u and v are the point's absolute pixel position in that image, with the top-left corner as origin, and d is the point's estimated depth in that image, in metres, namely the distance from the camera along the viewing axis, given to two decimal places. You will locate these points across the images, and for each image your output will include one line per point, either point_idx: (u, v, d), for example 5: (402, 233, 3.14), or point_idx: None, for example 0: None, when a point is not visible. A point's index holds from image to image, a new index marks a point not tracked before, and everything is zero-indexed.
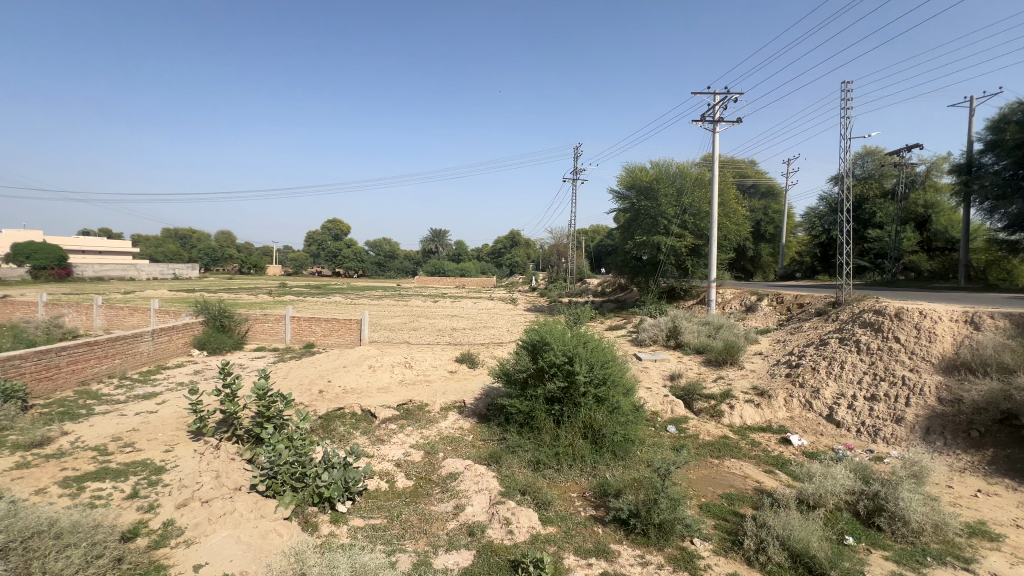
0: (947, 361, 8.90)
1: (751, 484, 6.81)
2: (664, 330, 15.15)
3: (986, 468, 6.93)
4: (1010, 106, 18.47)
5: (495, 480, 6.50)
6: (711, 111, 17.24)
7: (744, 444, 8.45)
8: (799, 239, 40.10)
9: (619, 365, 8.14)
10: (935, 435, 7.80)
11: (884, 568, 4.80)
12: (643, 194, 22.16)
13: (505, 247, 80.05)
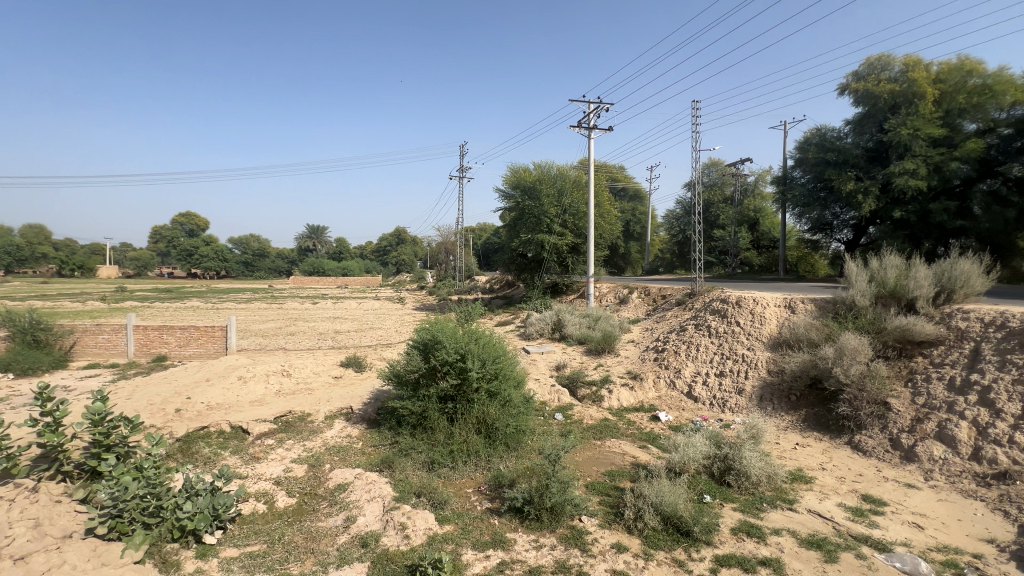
0: (773, 339, 10.73)
1: (629, 460, 7.53)
2: (549, 324, 15.99)
3: (802, 425, 8.54)
4: (811, 131, 22.86)
5: (388, 486, 6.28)
6: (587, 118, 18.54)
7: (621, 424, 9.29)
8: (661, 237, 45.14)
9: (509, 359, 8.38)
10: (766, 401, 9.38)
11: (733, 518, 5.66)
12: (527, 193, 23.03)
13: (391, 245, 77.38)
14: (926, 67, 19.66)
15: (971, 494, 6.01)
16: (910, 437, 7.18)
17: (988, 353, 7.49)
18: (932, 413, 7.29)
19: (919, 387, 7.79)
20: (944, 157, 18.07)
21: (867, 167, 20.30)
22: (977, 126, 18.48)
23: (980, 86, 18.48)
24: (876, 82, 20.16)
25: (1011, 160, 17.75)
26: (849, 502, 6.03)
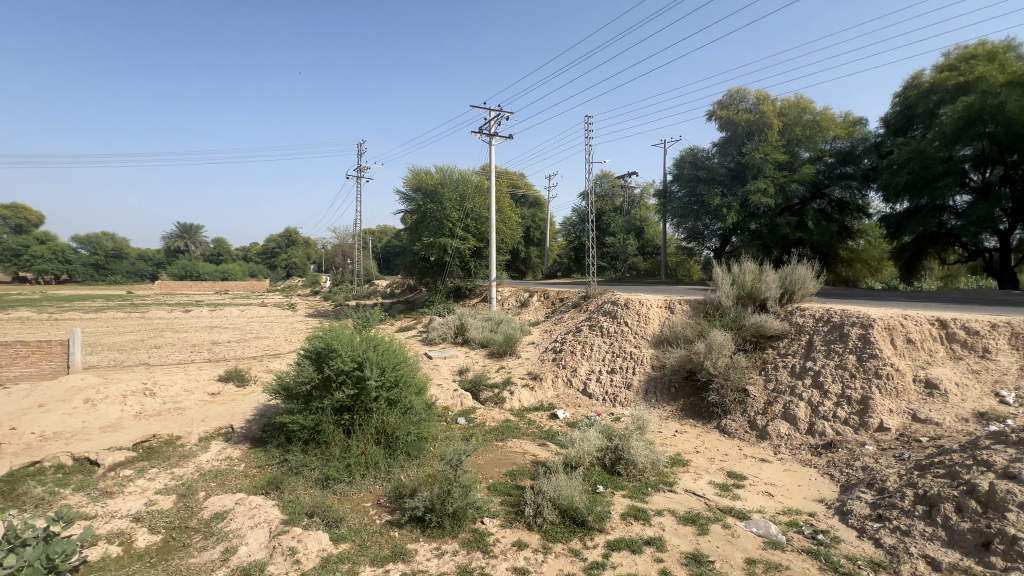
0: (656, 337, 11.81)
1: (529, 458, 7.77)
2: (452, 328, 15.92)
3: (680, 413, 9.52)
4: (686, 150, 25.52)
5: (276, 509, 5.78)
6: (488, 125, 18.86)
7: (522, 424, 9.56)
8: (559, 243, 47.32)
9: (410, 365, 8.18)
10: (651, 394, 10.30)
11: (622, 504, 6.12)
12: (428, 197, 22.74)
13: (279, 247, 71.37)
14: (773, 102, 23.08)
15: (807, 462, 7.17)
16: (763, 418, 8.35)
17: (818, 343, 8.98)
18: (779, 396, 8.56)
19: (769, 374, 9.11)
20: (787, 179, 21.43)
21: (730, 185, 23.25)
22: (809, 155, 22.20)
23: (811, 121, 22.18)
24: (735, 111, 23.16)
25: (833, 184, 21.59)
26: (717, 479, 6.85)
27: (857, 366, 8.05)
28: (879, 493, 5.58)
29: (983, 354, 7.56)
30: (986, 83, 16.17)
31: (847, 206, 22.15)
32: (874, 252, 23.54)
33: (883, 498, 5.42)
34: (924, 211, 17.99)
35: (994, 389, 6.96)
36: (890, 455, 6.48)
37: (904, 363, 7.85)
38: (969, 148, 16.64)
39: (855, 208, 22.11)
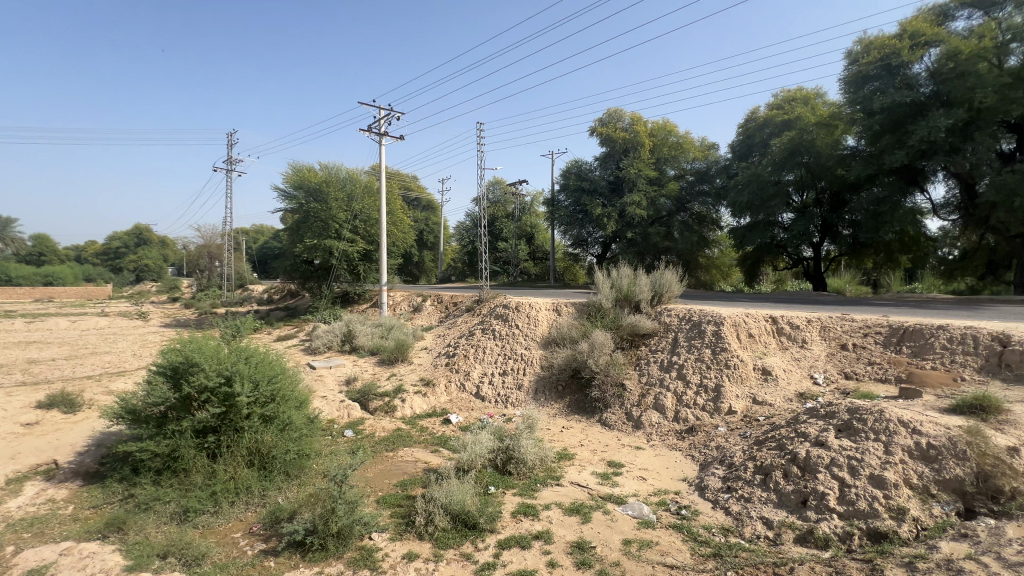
0: (544, 338, 12.34)
1: (421, 466, 7.61)
2: (338, 336, 14.98)
3: (567, 410, 10.12)
4: (571, 162, 27.16)
5: (117, 554, 4.91)
6: (377, 124, 18.17)
7: (414, 432, 9.34)
8: (453, 247, 47.22)
9: (289, 377, 7.51)
10: (540, 393, 10.79)
11: (513, 502, 6.28)
12: (311, 195, 21.18)
13: (125, 247, 61.03)
14: (645, 123, 25.58)
15: (673, 446, 8.07)
16: (638, 409, 9.20)
17: (681, 340, 10.10)
18: (650, 388, 9.50)
19: (642, 369, 10.06)
20: (656, 194, 24.10)
21: (610, 196, 25.26)
22: (675, 173, 25.08)
23: (676, 143, 25.09)
24: (614, 130, 25.26)
25: (694, 199, 24.63)
26: (598, 469, 7.37)
27: (712, 358, 9.22)
28: (728, 468, 6.46)
29: (803, 343, 9.10)
30: (802, 122, 19.77)
31: (704, 219, 25.38)
32: (724, 259, 27.38)
33: (731, 472, 6.28)
34: (761, 225, 21.33)
35: (810, 373, 8.47)
36: (736, 433, 7.55)
37: (747, 353, 9.16)
38: (791, 174, 20.15)
39: (710, 221, 25.41)
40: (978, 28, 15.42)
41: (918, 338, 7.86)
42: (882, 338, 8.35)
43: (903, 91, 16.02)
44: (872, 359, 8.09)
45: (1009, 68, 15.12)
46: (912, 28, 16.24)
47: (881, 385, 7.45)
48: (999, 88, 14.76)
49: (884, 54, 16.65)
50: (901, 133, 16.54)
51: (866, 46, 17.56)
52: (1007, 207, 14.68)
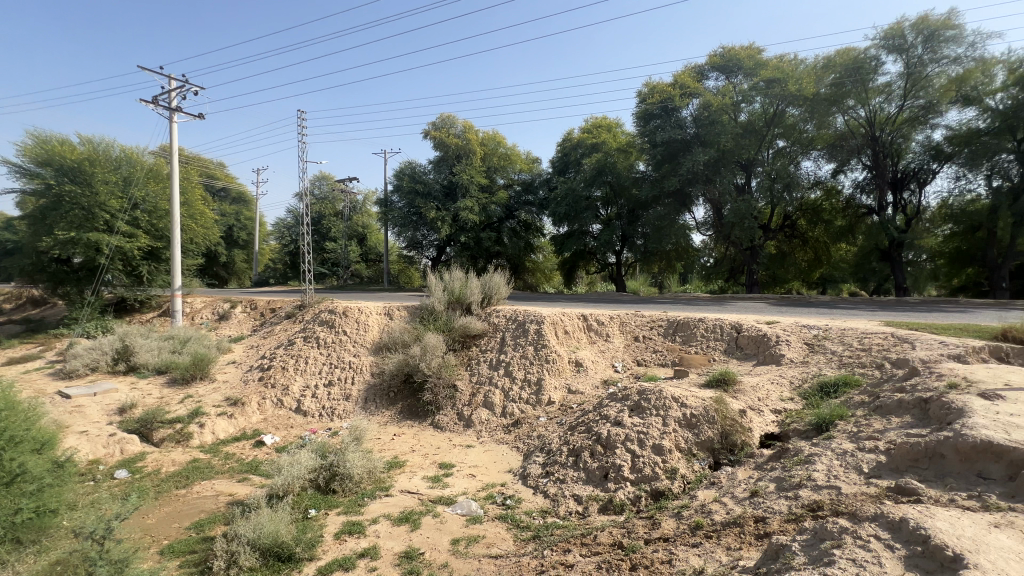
0: (375, 344, 11.83)
1: (224, 500, 6.54)
2: (107, 353, 11.95)
3: (398, 416, 9.98)
4: (405, 163, 26.59)
5: None
6: (166, 96, 15.11)
7: (217, 461, 8.02)
8: (271, 246, 42.03)
9: (21, 413, 5.64)
10: (370, 401, 10.41)
11: (337, 523, 5.84)
12: (66, 175, 16.48)
13: None
14: (476, 132, 26.48)
15: (501, 440, 8.57)
16: (468, 409, 9.51)
17: (509, 339, 10.72)
18: (481, 387, 9.90)
19: (473, 369, 10.42)
20: (487, 201, 25.26)
21: (443, 200, 25.53)
22: (504, 182, 26.67)
23: (505, 154, 26.60)
24: (447, 135, 25.59)
25: (521, 208, 26.54)
26: (430, 473, 7.36)
27: (535, 355, 9.98)
28: (547, 454, 7.10)
29: (607, 337, 10.50)
30: (606, 147, 23.35)
31: (530, 226, 27.45)
32: (547, 263, 30.09)
33: (550, 457, 6.91)
34: (576, 234, 24.00)
35: (612, 362, 9.84)
36: (554, 422, 8.35)
37: (563, 348, 10.17)
38: (599, 191, 23.20)
39: (535, 229, 27.62)
40: (723, 88, 19.99)
41: (687, 329, 9.77)
42: (663, 330, 10.14)
43: (675, 130, 19.88)
44: (656, 347, 9.77)
45: (741, 121, 19.97)
46: (681, 80, 20.23)
47: (662, 369, 9.06)
48: (734, 136, 19.41)
49: (663, 98, 20.41)
50: (675, 163, 20.49)
51: (651, 89, 21.32)
52: (741, 227, 19.33)
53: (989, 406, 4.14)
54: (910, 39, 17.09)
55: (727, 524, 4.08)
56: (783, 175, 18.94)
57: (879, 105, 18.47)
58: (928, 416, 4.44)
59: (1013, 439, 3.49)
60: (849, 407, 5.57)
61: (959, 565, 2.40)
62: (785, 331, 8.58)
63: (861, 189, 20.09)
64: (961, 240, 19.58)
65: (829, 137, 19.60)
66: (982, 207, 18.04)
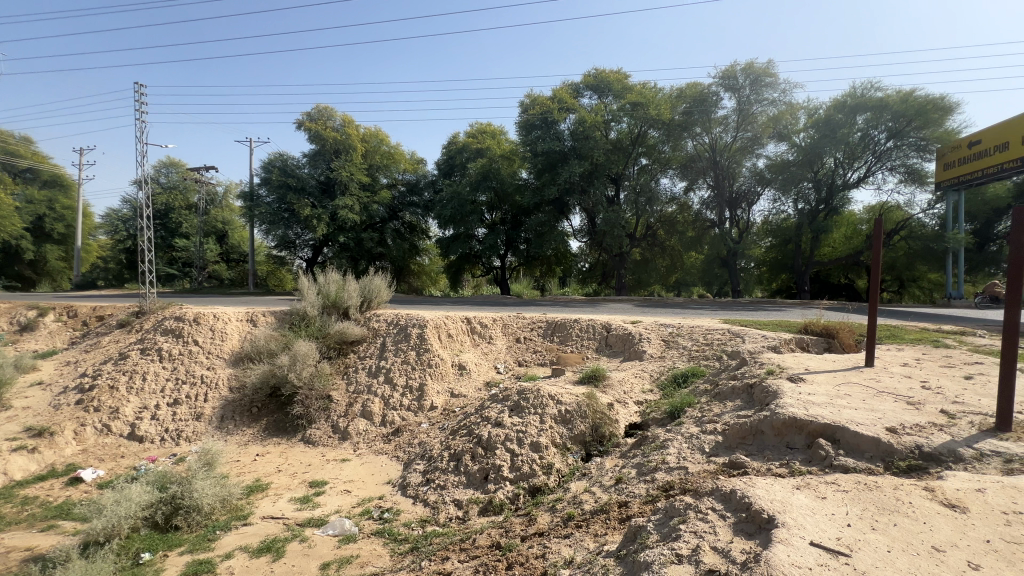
0: (235, 354, 10.50)
1: (20, 556, 5.25)
2: None
3: (262, 434, 9.06)
4: (274, 153, 24.07)
5: None
6: None
7: (12, 508, 6.43)
8: (100, 242, 35.17)
9: None
10: (228, 420, 9.31)
11: (178, 565, 5.04)
12: None
13: None
14: (357, 127, 24.97)
15: (379, 451, 8.20)
16: (344, 420, 8.96)
17: (389, 344, 10.28)
18: (358, 396, 9.37)
19: (350, 378, 9.83)
20: (369, 200, 24.13)
21: (319, 197, 23.76)
22: (387, 181, 25.67)
23: (388, 152, 25.53)
24: (323, 127, 23.70)
25: (405, 209, 25.85)
26: (298, 493, 6.73)
27: (417, 360, 9.70)
28: (428, 461, 6.95)
29: (490, 339, 10.63)
30: (491, 152, 23.94)
31: (415, 228, 26.88)
32: (433, 266, 29.71)
33: (430, 464, 6.77)
34: (461, 238, 23.95)
35: (494, 364, 10.00)
36: (436, 427, 8.21)
37: (447, 352, 10.03)
38: (484, 196, 23.58)
39: (420, 231, 27.08)
40: (595, 106, 21.68)
41: (564, 329, 10.31)
42: (542, 331, 10.57)
43: (554, 142, 21.06)
44: (536, 348, 10.15)
45: (611, 139, 21.87)
46: (559, 95, 21.47)
47: (541, 368, 9.44)
48: (605, 152, 21.24)
49: (543, 111, 21.53)
50: (554, 173, 21.73)
51: (532, 101, 22.36)
52: (611, 235, 21.10)
53: (796, 388, 5.01)
54: (741, 81, 20.18)
55: (595, 512, 4.36)
56: (645, 190, 21.16)
57: (719, 134, 21.54)
58: (753, 399, 5.24)
59: (811, 413, 4.26)
60: (695, 395, 6.34)
61: (772, 524, 2.84)
62: (647, 329, 9.50)
63: (706, 206, 23.18)
64: (777, 251, 23.71)
65: (681, 159, 22.43)
66: (791, 225, 22.09)
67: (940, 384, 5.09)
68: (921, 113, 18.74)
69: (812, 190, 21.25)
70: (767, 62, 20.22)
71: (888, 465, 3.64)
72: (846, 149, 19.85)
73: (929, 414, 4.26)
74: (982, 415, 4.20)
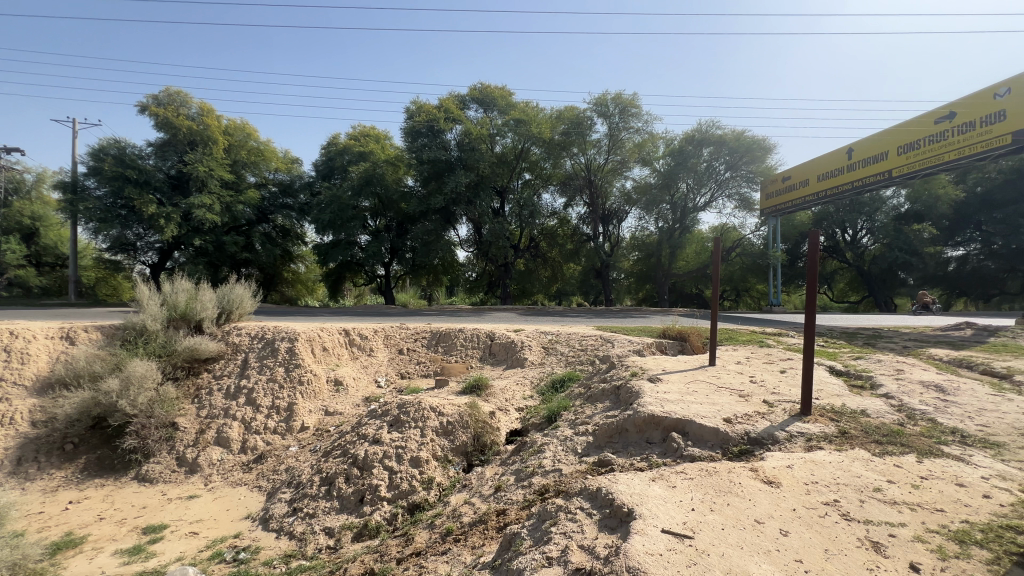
0: (42, 381, 8.57)
1: None
2: None
3: (79, 476, 7.49)
4: (106, 139, 20.26)
5: None
6: None
7: None
8: None
9: None
10: (28, 462, 7.63)
11: None
12: None
13: None
14: (217, 117, 22.02)
15: (237, 482, 7.26)
16: (193, 450, 7.80)
17: (252, 361, 9.19)
18: (212, 421, 8.23)
19: (202, 401, 8.60)
20: (233, 200, 21.52)
21: (169, 193, 20.60)
22: (255, 180, 23.14)
23: (256, 148, 22.99)
24: (175, 114, 20.56)
25: (276, 212, 23.58)
26: (126, 544, 5.65)
27: (285, 377, 8.79)
28: (296, 488, 6.32)
29: (370, 351, 10.08)
30: (374, 157, 22.94)
31: (288, 232, 24.69)
32: (309, 274, 27.48)
33: (298, 491, 6.17)
34: (342, 244, 22.63)
35: (374, 378, 9.50)
36: (306, 450, 7.50)
37: (320, 367, 9.25)
38: (367, 201, 22.51)
39: (295, 236, 24.91)
40: (480, 119, 22.14)
41: (448, 339, 10.20)
42: (426, 341, 10.33)
43: (440, 151, 21.00)
44: (419, 359, 9.88)
45: (496, 152, 22.46)
46: (445, 105, 21.49)
47: (424, 380, 9.19)
48: (490, 164, 21.75)
49: (429, 119, 21.31)
50: (440, 181, 21.66)
51: (418, 108, 22.04)
52: (496, 246, 21.61)
53: (654, 387, 5.55)
54: (611, 109, 22.14)
55: (473, 524, 4.33)
56: (528, 204, 22.11)
57: (593, 156, 23.31)
58: (620, 400, 5.68)
59: (665, 410, 4.74)
60: (571, 398, 6.69)
61: (630, 516, 3.08)
62: (529, 337, 9.82)
63: (583, 221, 24.93)
64: (643, 264, 26.32)
65: (561, 176, 23.97)
66: (653, 240, 24.76)
67: (764, 378, 6.02)
68: (750, 150, 22.30)
69: (669, 211, 24.08)
70: (632, 95, 22.48)
71: (725, 451, 4.19)
72: (695, 177, 22.88)
73: (755, 404, 5.01)
74: (792, 403, 5.06)
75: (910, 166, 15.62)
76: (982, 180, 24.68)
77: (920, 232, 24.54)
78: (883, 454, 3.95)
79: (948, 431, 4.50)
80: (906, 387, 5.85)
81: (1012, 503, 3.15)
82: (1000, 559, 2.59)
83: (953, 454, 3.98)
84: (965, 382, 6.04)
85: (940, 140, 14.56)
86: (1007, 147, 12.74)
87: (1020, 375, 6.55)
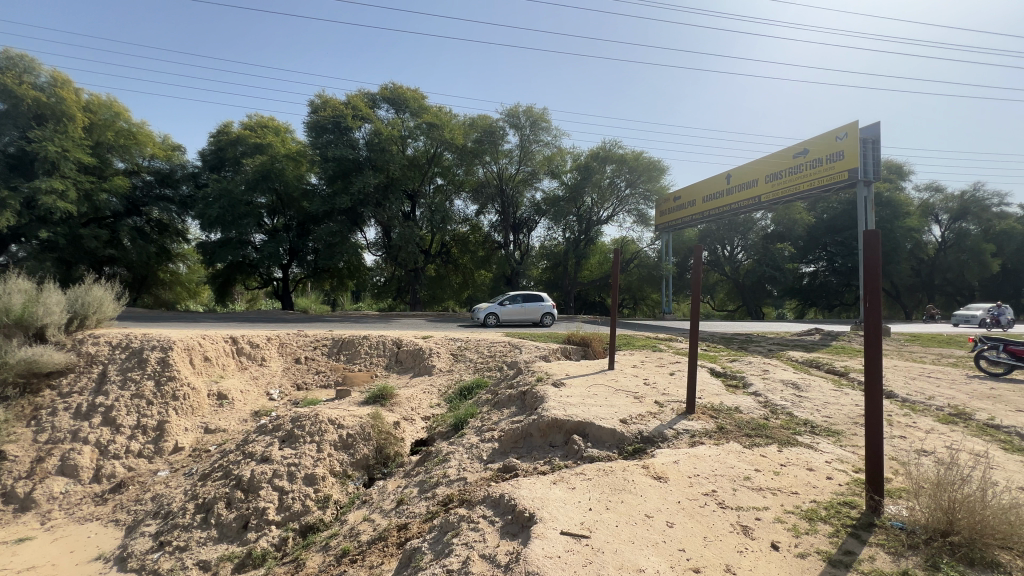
0: None
1: None
2: None
3: None
4: None
5: None
6: None
7: None
8: None
9: None
10: None
11: None
12: None
13: None
14: (75, 90, 18.76)
15: (87, 518, 6.20)
16: (26, 484, 6.60)
17: (112, 373, 7.93)
18: (54, 448, 7.01)
19: (42, 424, 7.30)
20: (93, 187, 18.53)
21: (5, 175, 17.30)
22: (124, 166, 20.22)
23: (126, 130, 20.00)
24: (16, 81, 17.13)
25: (150, 204, 20.96)
26: None
27: (155, 392, 7.70)
28: (164, 519, 5.55)
29: (261, 361, 9.20)
30: (273, 150, 21.07)
31: (166, 228, 21.98)
32: (192, 276, 24.59)
33: (167, 522, 5.42)
34: (232, 243, 20.58)
35: (265, 390, 8.67)
36: (180, 474, 6.62)
37: (200, 380, 8.21)
38: (263, 197, 20.74)
39: (173, 232, 22.19)
40: (392, 120, 21.51)
41: (351, 347, 9.66)
42: (327, 349, 9.70)
43: (346, 150, 20.03)
44: (319, 368, 9.22)
45: (407, 155, 21.92)
46: (354, 102, 20.55)
47: (324, 391, 8.57)
48: (401, 167, 21.16)
49: (336, 114, 20.26)
50: (347, 181, 20.68)
51: (324, 102, 20.86)
52: (405, 250, 21.08)
53: (558, 392, 5.72)
54: (523, 121, 22.79)
55: (372, 542, 4.11)
56: (440, 209, 21.95)
57: (505, 166, 23.70)
58: (525, 405, 5.77)
59: (568, 413, 4.91)
60: (478, 405, 6.67)
61: (531, 521, 3.12)
62: (438, 344, 9.64)
63: (494, 229, 25.17)
64: (551, 272, 27.19)
65: (473, 183, 24.10)
66: (561, 249, 25.77)
67: (657, 380, 6.50)
68: (647, 171, 24.19)
69: (576, 222, 25.22)
70: (542, 109, 23.29)
71: (621, 450, 4.44)
72: (599, 192, 24.33)
73: (647, 405, 5.38)
74: (678, 403, 5.51)
75: (774, 193, 18.01)
76: (827, 209, 29.20)
77: (781, 251, 28.32)
78: (752, 446, 4.45)
79: (802, 423, 5.20)
80: (771, 385, 6.67)
81: (847, 482, 3.72)
82: (839, 532, 3.02)
83: (805, 443, 4.61)
84: (815, 380, 7.04)
85: (797, 172, 16.98)
86: (845, 182, 15.23)
87: (854, 373, 7.80)
